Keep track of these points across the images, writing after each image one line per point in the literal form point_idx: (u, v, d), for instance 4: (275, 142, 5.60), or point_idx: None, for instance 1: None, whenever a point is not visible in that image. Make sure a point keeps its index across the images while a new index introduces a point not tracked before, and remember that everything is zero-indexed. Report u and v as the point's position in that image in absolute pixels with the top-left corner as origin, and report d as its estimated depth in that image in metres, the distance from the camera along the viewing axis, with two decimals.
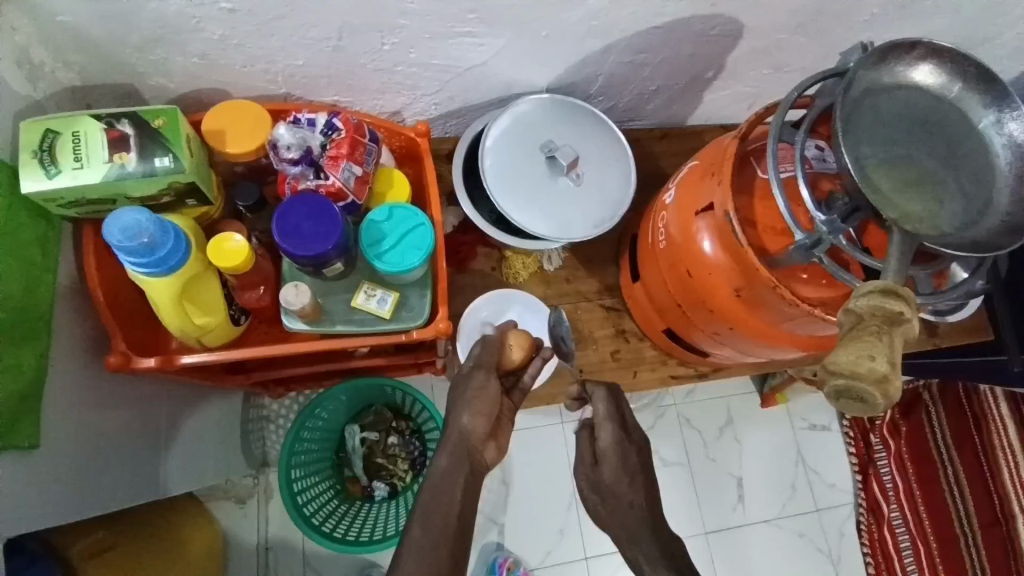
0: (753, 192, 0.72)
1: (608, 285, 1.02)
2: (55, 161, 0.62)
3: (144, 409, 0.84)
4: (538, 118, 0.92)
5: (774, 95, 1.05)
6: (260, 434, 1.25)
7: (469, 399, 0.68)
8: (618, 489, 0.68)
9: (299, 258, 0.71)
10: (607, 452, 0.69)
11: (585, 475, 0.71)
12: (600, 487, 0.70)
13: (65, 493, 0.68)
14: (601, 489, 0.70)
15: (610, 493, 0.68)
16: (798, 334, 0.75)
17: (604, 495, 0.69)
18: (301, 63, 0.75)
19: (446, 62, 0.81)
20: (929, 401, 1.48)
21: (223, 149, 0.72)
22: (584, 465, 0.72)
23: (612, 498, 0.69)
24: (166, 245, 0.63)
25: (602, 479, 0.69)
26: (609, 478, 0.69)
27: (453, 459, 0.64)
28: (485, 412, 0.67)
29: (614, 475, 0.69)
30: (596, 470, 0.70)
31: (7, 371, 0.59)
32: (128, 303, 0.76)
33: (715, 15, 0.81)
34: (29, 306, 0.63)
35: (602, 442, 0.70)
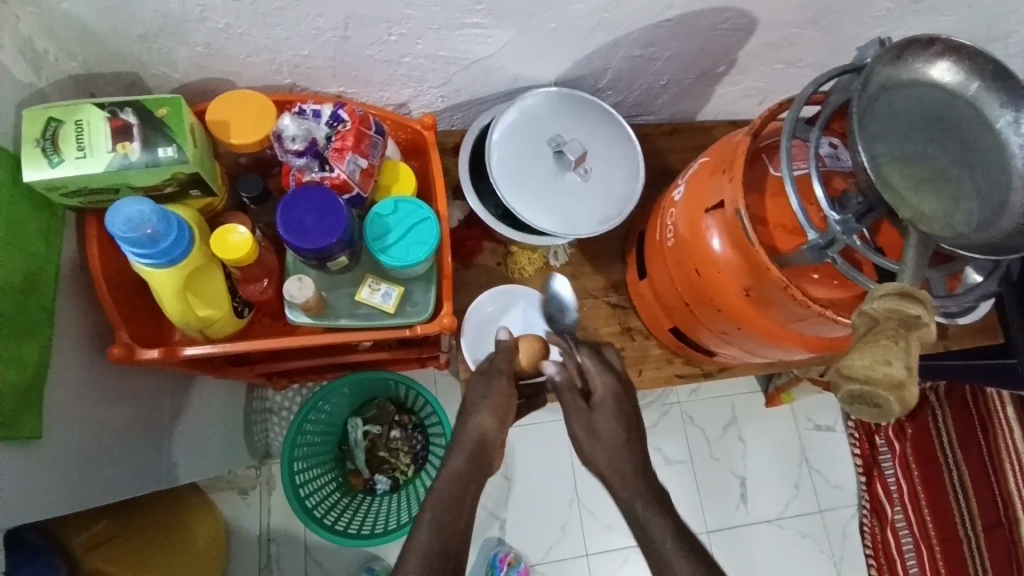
0: (765, 189, 0.71)
1: (614, 282, 1.01)
2: (57, 151, 0.61)
3: (147, 401, 0.84)
4: (546, 112, 0.90)
5: (785, 91, 1.03)
6: (263, 425, 1.25)
7: (489, 403, 0.67)
8: (617, 432, 0.64)
9: (302, 251, 0.70)
10: (603, 398, 0.66)
11: (582, 425, 0.65)
12: (596, 435, 0.64)
13: (68, 483, 0.68)
14: (597, 451, 0.64)
15: (609, 439, 0.64)
16: (806, 335, 0.74)
17: (604, 451, 0.64)
18: (306, 54, 0.74)
19: (453, 54, 0.80)
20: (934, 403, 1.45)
21: (228, 140, 0.71)
22: (576, 417, 0.66)
23: (611, 446, 0.64)
24: (168, 237, 0.62)
25: (598, 425, 0.65)
26: (606, 428, 0.64)
27: (472, 464, 0.63)
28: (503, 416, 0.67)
29: (612, 424, 0.65)
30: (593, 414, 0.66)
31: (10, 364, 0.59)
32: (131, 294, 0.76)
33: (727, 8, 0.80)
34: (32, 297, 0.62)
35: (597, 392, 0.67)
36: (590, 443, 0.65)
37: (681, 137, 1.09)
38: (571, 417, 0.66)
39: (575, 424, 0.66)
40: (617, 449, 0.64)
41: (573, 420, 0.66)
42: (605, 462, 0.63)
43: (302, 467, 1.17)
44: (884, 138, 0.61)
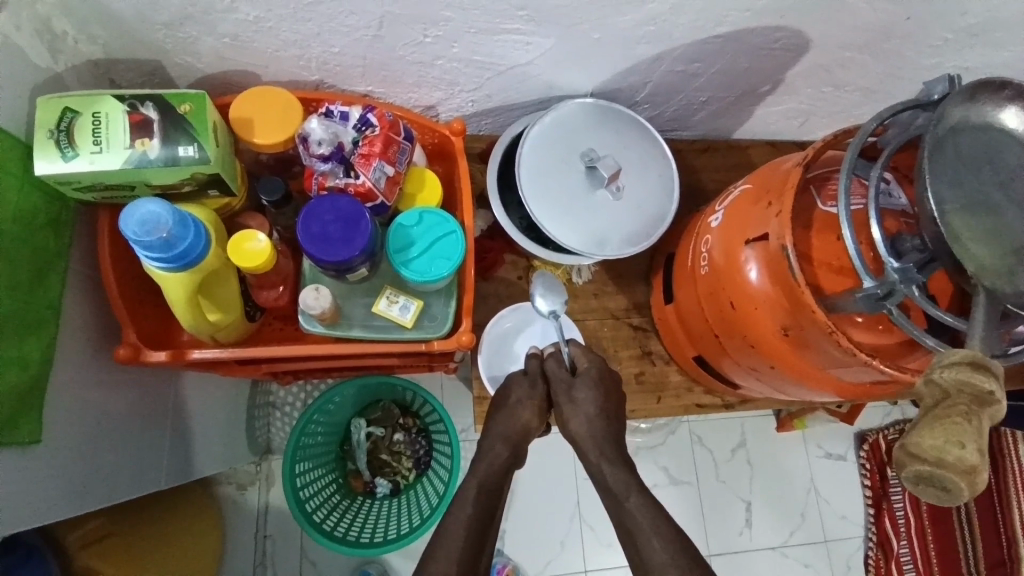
0: (810, 224, 0.68)
1: (636, 303, 0.98)
2: (72, 144, 0.58)
3: (150, 398, 0.82)
4: (581, 123, 0.86)
5: (827, 115, 0.99)
6: (265, 421, 1.24)
7: (509, 402, 0.71)
8: (593, 396, 0.68)
9: (323, 263, 0.67)
10: (585, 372, 0.71)
11: (562, 385, 0.70)
12: (573, 397, 0.68)
13: (66, 486, 0.65)
14: (587, 444, 0.67)
15: (585, 401, 0.68)
16: (844, 381, 0.70)
17: (582, 427, 0.67)
18: (336, 51, 0.71)
19: (488, 59, 0.76)
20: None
21: (250, 139, 0.68)
22: (556, 379, 0.71)
23: (587, 406, 0.68)
24: (185, 241, 0.59)
25: (576, 389, 0.69)
26: (584, 392, 0.69)
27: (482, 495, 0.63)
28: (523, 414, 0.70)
29: (590, 391, 0.69)
30: (572, 381, 0.70)
31: (12, 364, 0.56)
32: (140, 290, 0.73)
33: (781, 27, 0.75)
34: (37, 295, 0.60)
35: (582, 366, 0.72)
36: (567, 402, 0.68)
37: (715, 156, 1.05)
38: (552, 379, 0.71)
39: (556, 387, 0.70)
40: (592, 410, 0.67)
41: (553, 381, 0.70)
42: (579, 425, 0.67)
43: (302, 468, 1.14)
44: (954, 182, 0.56)
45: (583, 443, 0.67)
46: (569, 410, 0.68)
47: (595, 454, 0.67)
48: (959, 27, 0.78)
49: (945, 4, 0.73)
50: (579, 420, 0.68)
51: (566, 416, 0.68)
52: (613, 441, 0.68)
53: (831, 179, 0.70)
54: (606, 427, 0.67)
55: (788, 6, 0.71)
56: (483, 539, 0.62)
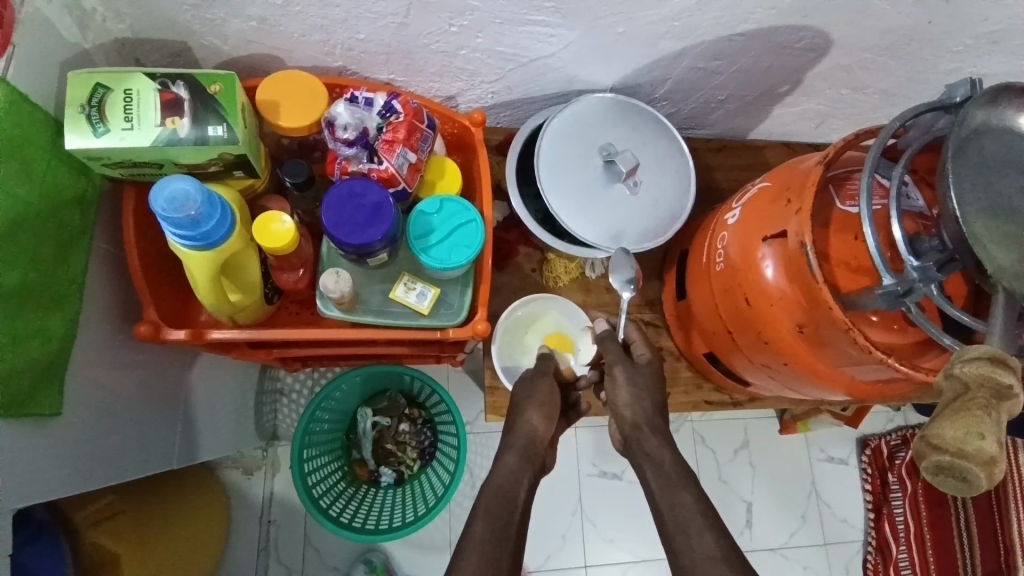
0: (829, 223, 0.68)
1: (648, 299, 0.99)
2: (104, 120, 0.58)
3: (161, 378, 0.82)
4: (600, 117, 0.87)
5: (844, 117, 0.99)
6: (272, 407, 1.25)
7: (535, 401, 0.74)
8: (649, 383, 0.74)
9: (345, 246, 0.67)
10: (645, 360, 0.77)
11: (623, 367, 0.75)
12: (636, 382, 0.74)
13: (80, 460, 0.65)
14: (651, 433, 0.71)
15: (642, 386, 0.74)
16: (856, 380, 0.70)
17: (642, 418, 0.72)
18: (362, 37, 0.71)
19: (512, 50, 0.77)
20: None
21: (276, 122, 0.68)
22: (618, 362, 0.75)
23: (643, 393, 0.73)
24: (212, 220, 0.59)
25: (639, 374, 0.75)
26: (644, 379, 0.74)
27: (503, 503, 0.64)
28: (546, 412, 0.74)
29: (648, 377, 0.75)
30: (636, 367, 0.75)
31: (35, 336, 0.57)
32: (160, 269, 0.73)
33: (804, 27, 0.76)
34: (60, 270, 0.60)
35: (643, 355, 0.78)
36: (625, 385, 0.74)
37: (731, 155, 1.06)
38: (612, 360, 0.76)
39: (616, 368, 0.75)
40: (649, 399, 0.73)
41: (616, 362, 0.75)
42: (635, 412, 0.73)
43: (308, 455, 1.14)
44: (980, 183, 0.56)
45: (647, 429, 0.72)
46: (629, 395, 0.73)
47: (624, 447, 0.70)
48: (978, 35, 0.79)
49: (967, 8, 0.74)
50: (636, 408, 0.73)
51: (623, 402, 0.73)
52: (666, 435, 0.72)
53: (850, 179, 0.71)
54: (658, 416, 0.73)
55: (811, 7, 0.72)
56: (505, 531, 0.62)
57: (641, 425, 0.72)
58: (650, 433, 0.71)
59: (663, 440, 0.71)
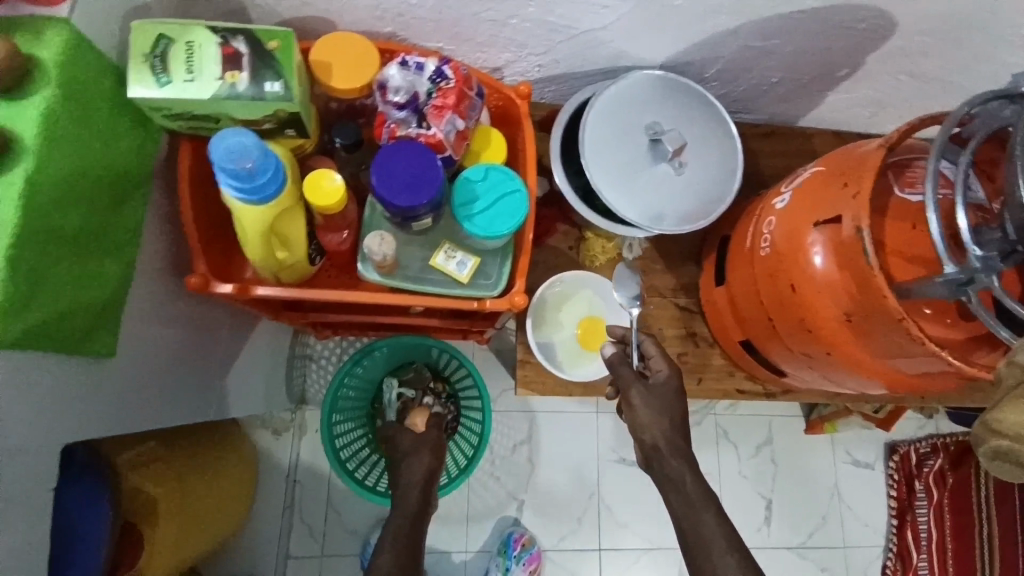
0: (886, 210, 0.66)
1: (684, 284, 0.97)
2: (166, 70, 0.58)
3: (202, 332, 0.85)
4: (647, 95, 0.85)
5: (901, 105, 0.95)
6: (302, 371, 1.28)
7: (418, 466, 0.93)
8: (667, 402, 0.72)
9: (390, 206, 0.67)
10: (662, 378, 0.74)
11: (638, 389, 0.73)
12: (652, 402, 0.72)
13: (129, 405, 0.68)
14: (670, 454, 0.71)
15: (660, 408, 0.72)
16: (901, 372, 0.69)
17: (660, 440, 0.71)
18: (412, 3, 0.71)
19: (563, 21, 0.76)
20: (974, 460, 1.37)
21: (328, 82, 0.68)
22: (632, 383, 0.74)
23: (662, 415, 0.72)
24: (265, 174, 0.60)
25: (656, 395, 0.73)
26: (658, 398, 0.72)
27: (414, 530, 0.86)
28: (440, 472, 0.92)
29: (666, 396, 0.73)
30: (654, 387, 0.73)
31: (94, 280, 0.57)
32: (210, 225, 0.75)
33: (869, 7, 0.73)
34: (116, 218, 0.60)
35: (661, 372, 0.74)
36: (643, 407, 0.72)
37: (779, 141, 1.03)
38: (626, 383, 0.74)
39: (630, 391, 0.73)
40: (669, 421, 0.71)
41: (631, 383, 0.74)
42: (654, 435, 0.71)
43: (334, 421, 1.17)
44: None
45: (667, 451, 0.71)
46: (648, 416, 0.72)
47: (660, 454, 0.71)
48: None
49: None
50: (654, 430, 0.71)
51: (646, 422, 0.72)
52: (686, 456, 0.71)
53: (910, 167, 0.68)
54: (677, 438, 0.71)
55: None
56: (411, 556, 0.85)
57: (659, 446, 0.71)
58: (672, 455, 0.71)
59: (684, 462, 0.71)
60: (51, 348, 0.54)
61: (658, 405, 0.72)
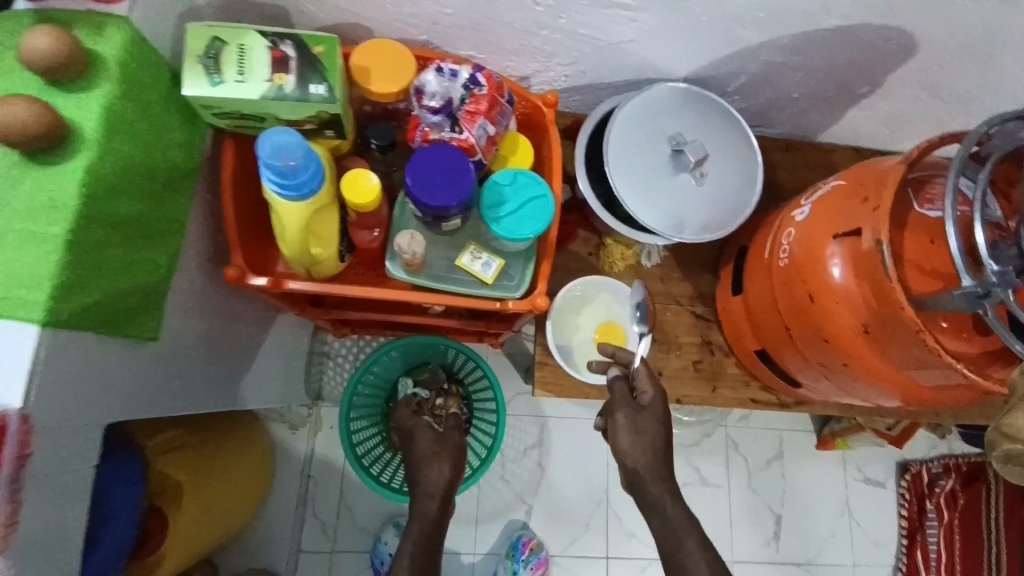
0: (905, 224, 0.67)
1: (700, 293, 0.99)
2: (219, 71, 0.62)
3: (231, 323, 0.88)
4: (671, 106, 0.87)
5: (921, 123, 0.97)
6: (319, 368, 1.31)
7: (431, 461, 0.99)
8: (650, 427, 0.76)
9: (422, 206, 0.70)
10: (647, 401, 0.76)
11: (625, 412, 0.76)
12: (634, 427, 0.76)
13: (164, 390, 0.71)
14: (652, 483, 0.76)
15: (642, 431, 0.76)
16: (916, 384, 0.70)
17: (641, 467, 0.76)
18: (448, 12, 0.74)
19: (591, 33, 0.79)
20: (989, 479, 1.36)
21: (366, 86, 0.71)
22: (620, 405, 0.77)
23: (642, 439, 0.76)
24: (307, 170, 0.63)
25: (639, 420, 0.76)
26: (646, 422, 0.76)
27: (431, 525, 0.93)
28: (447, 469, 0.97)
29: (652, 420, 0.76)
30: (637, 412, 0.76)
31: (143, 266, 0.60)
32: (247, 219, 0.78)
33: (890, 26, 0.75)
34: (165, 209, 0.63)
35: (645, 396, 0.77)
36: (627, 429, 0.76)
37: (798, 155, 1.04)
38: (615, 405, 0.77)
39: (617, 414, 0.77)
40: (648, 446, 0.76)
41: (617, 406, 0.77)
42: (636, 459, 0.76)
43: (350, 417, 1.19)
44: None
45: (648, 478, 0.76)
46: (633, 440, 0.76)
47: (649, 481, 0.76)
48: None
49: None
50: (635, 453, 0.76)
51: (627, 446, 0.76)
52: (667, 483, 0.77)
53: (930, 183, 0.70)
54: (660, 466, 0.76)
55: (900, 5, 0.71)
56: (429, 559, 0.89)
57: (641, 474, 0.76)
58: (654, 483, 0.76)
59: (666, 488, 0.76)
60: (102, 328, 0.56)
61: (639, 429, 0.76)
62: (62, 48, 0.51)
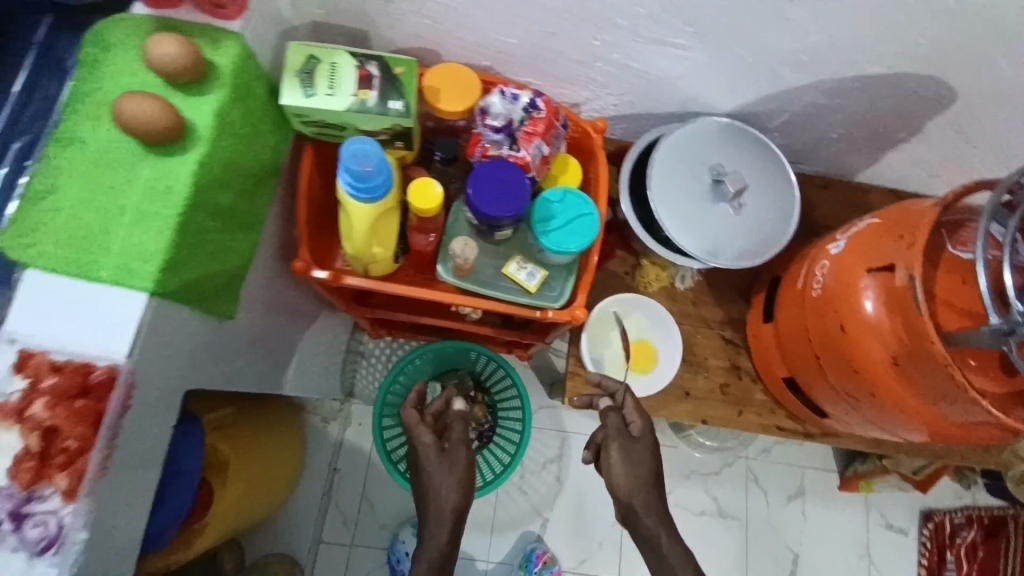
0: (939, 264, 0.70)
1: (731, 318, 1.02)
2: (313, 84, 0.70)
3: (286, 314, 0.95)
4: (714, 139, 0.92)
5: (960, 170, 0.99)
6: (352, 366, 1.36)
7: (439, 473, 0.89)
8: (640, 460, 0.81)
9: (479, 214, 0.76)
10: (637, 431, 0.83)
11: (618, 445, 0.81)
12: (630, 459, 0.81)
13: (228, 368, 0.78)
14: (644, 515, 0.81)
15: (633, 464, 0.81)
16: (944, 419, 0.72)
17: (634, 500, 0.81)
18: (513, 42, 0.81)
19: (643, 67, 0.85)
20: (1011, 532, 1.35)
21: (435, 104, 0.78)
22: (614, 438, 0.82)
23: (633, 472, 0.81)
24: (381, 175, 0.69)
25: (633, 452, 0.82)
26: (639, 452, 0.82)
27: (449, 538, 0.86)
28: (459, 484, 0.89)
29: (643, 453, 0.82)
30: (631, 443, 0.82)
31: (231, 252, 0.67)
32: (313, 217, 0.85)
33: (929, 76, 0.79)
34: (252, 204, 0.70)
35: (636, 425, 0.83)
36: (620, 461, 0.81)
37: (834, 193, 1.07)
38: (610, 438, 0.82)
39: (612, 446, 0.81)
40: (639, 479, 0.81)
41: (612, 440, 0.81)
42: (630, 489, 0.81)
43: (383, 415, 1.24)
44: None
45: (641, 511, 0.81)
46: (625, 468, 0.81)
47: (643, 513, 0.81)
48: None
49: None
50: (626, 483, 0.81)
51: (620, 482, 0.81)
52: (659, 515, 0.82)
53: (963, 226, 0.72)
54: (652, 500, 0.81)
55: (940, 57, 0.75)
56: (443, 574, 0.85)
57: (633, 506, 0.81)
58: (646, 515, 0.81)
59: (657, 520, 0.81)
60: (194, 302, 0.63)
61: (631, 460, 0.81)
62: (181, 53, 0.59)
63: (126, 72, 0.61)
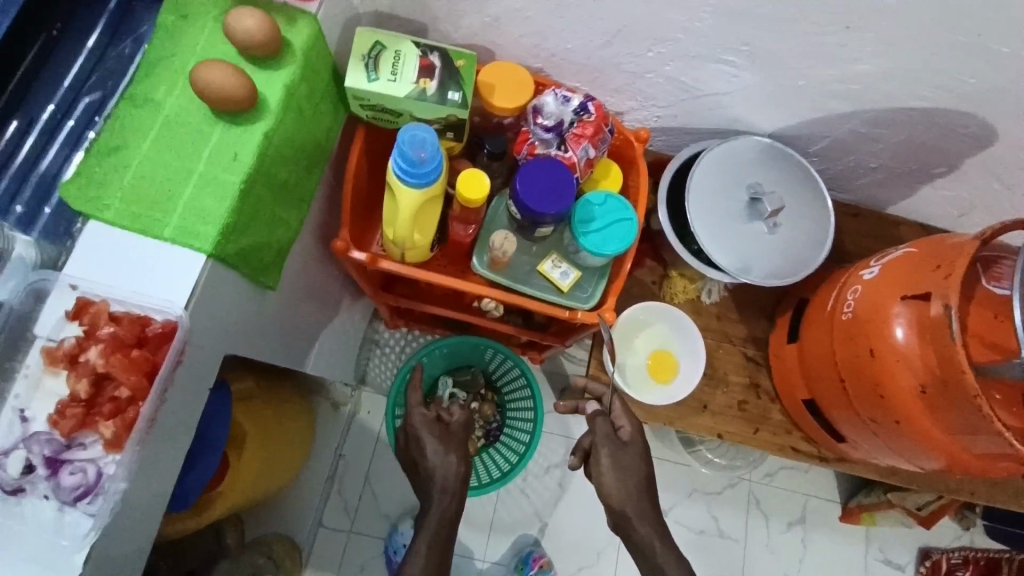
0: (973, 297, 0.71)
1: (754, 337, 1.02)
2: (377, 69, 0.72)
3: (317, 293, 0.96)
4: (753, 158, 0.93)
5: (990, 211, 1.00)
6: (366, 354, 1.36)
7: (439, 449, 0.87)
8: (631, 467, 0.82)
9: (524, 209, 0.77)
10: (627, 435, 0.85)
11: (608, 451, 0.82)
12: (621, 464, 0.82)
13: (263, 340, 0.79)
14: (637, 524, 0.81)
15: (624, 471, 0.82)
16: (967, 450, 0.73)
17: (627, 508, 0.81)
18: (568, 47, 0.83)
19: (692, 82, 0.86)
20: None
21: (489, 100, 0.80)
22: (604, 443, 0.83)
23: (622, 479, 0.81)
24: (434, 162, 0.71)
25: (623, 457, 0.83)
26: (628, 458, 0.83)
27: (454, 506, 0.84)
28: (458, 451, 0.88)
29: (633, 458, 0.83)
30: (621, 448, 0.83)
31: (281, 224, 0.69)
32: (355, 198, 0.86)
33: (973, 115, 0.80)
34: (305, 180, 0.72)
35: (625, 429, 0.85)
36: (610, 466, 0.82)
37: (864, 223, 1.08)
38: (600, 443, 0.83)
39: (602, 451, 0.82)
40: (628, 486, 0.81)
41: (602, 446, 0.82)
42: (620, 495, 0.81)
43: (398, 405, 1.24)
44: None
45: (634, 519, 0.81)
46: (616, 473, 0.82)
47: (638, 521, 0.81)
48: None
49: None
50: (616, 490, 0.81)
51: (612, 488, 0.82)
52: (654, 523, 0.81)
53: (999, 262, 0.73)
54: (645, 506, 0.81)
55: (988, 96, 0.76)
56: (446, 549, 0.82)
57: (628, 516, 0.81)
58: (640, 525, 0.81)
59: (652, 527, 0.80)
60: (245, 270, 0.64)
61: (619, 463, 0.82)
62: (261, 29, 0.61)
63: (204, 41, 0.63)
